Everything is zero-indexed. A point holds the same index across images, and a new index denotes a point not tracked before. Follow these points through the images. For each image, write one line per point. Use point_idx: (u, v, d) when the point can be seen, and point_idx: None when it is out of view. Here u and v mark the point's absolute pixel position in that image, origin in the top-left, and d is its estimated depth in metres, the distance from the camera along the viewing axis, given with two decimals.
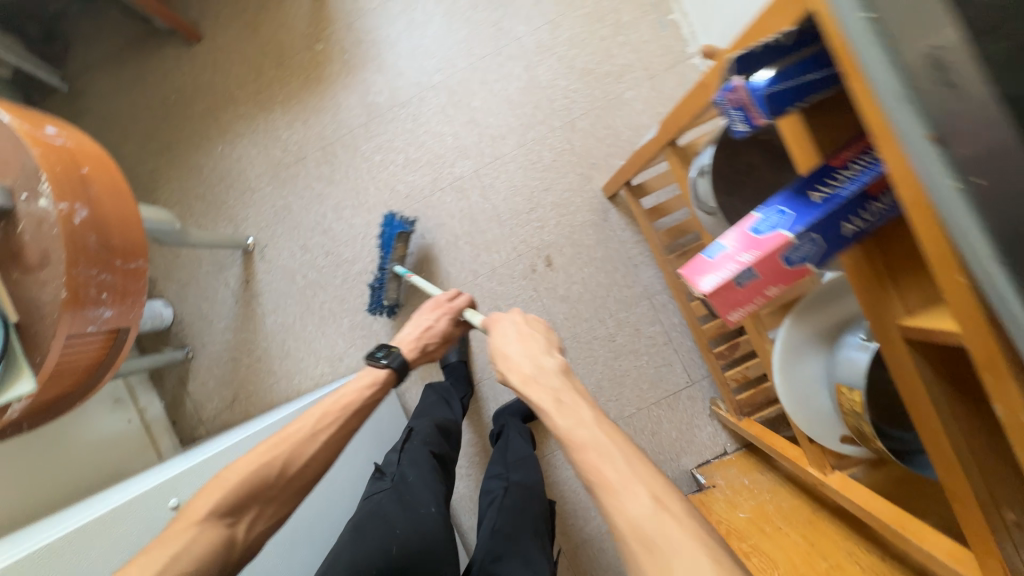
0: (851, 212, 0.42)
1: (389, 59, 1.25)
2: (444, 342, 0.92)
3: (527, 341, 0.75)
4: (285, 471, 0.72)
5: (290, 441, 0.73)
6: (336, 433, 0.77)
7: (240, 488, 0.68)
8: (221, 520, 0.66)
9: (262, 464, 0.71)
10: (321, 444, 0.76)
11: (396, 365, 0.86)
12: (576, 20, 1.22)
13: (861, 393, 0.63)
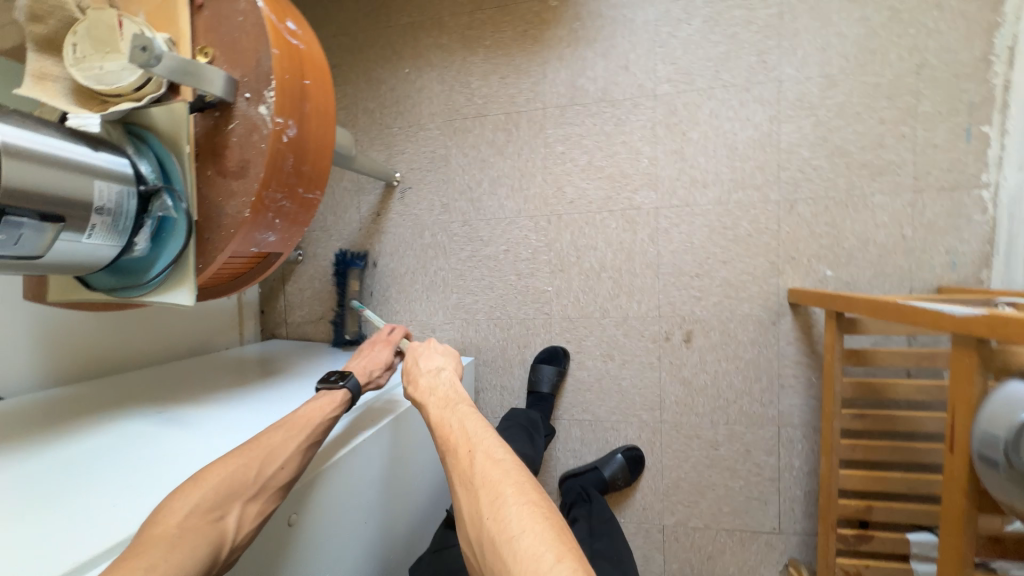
0: None
1: (622, 46, 1.07)
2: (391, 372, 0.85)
3: (430, 365, 0.77)
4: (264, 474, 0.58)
5: (265, 445, 0.60)
6: (311, 440, 0.64)
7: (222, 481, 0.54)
8: (202, 520, 0.50)
9: (235, 465, 0.57)
10: (298, 451, 0.62)
11: (347, 384, 0.76)
12: (862, 85, 0.98)
13: None
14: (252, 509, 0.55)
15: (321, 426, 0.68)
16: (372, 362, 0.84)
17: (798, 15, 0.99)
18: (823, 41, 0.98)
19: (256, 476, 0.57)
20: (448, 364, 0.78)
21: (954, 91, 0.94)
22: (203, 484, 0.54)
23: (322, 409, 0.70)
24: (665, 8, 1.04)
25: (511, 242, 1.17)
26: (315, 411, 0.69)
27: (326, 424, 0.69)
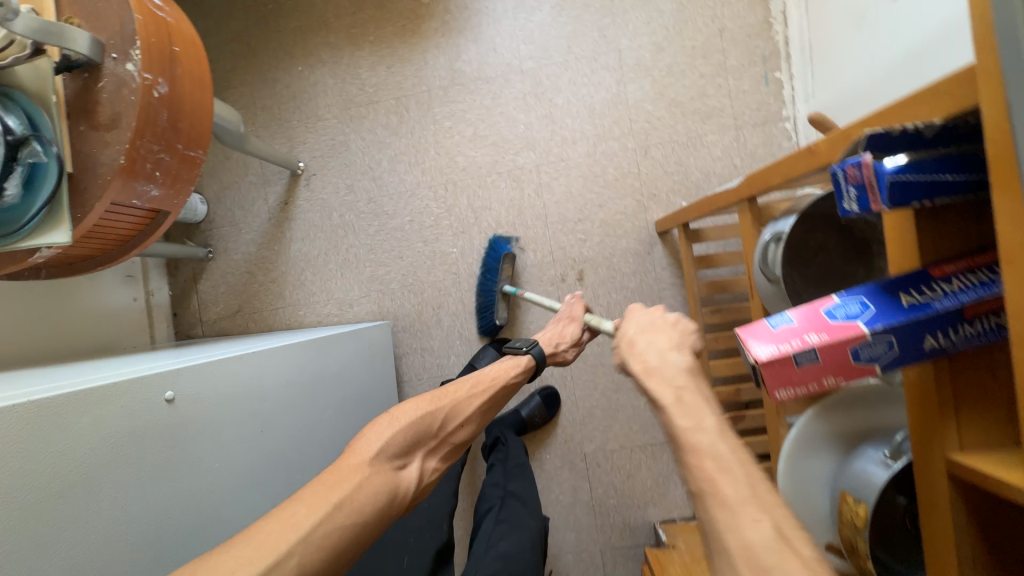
0: (938, 328, 0.40)
1: (488, 33, 1.24)
2: (576, 346, 0.93)
3: (656, 331, 0.67)
4: (446, 428, 0.74)
5: (453, 399, 0.77)
6: (488, 402, 0.81)
7: (409, 431, 0.69)
8: (391, 462, 0.66)
9: (424, 415, 0.72)
10: (473, 407, 0.79)
11: (534, 355, 0.89)
12: (681, 49, 1.19)
13: (866, 507, 0.61)
14: (429, 461, 0.72)
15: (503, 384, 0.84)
16: (562, 334, 0.94)
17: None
18: (647, 16, 1.20)
19: (436, 428, 0.73)
20: (682, 346, 0.63)
21: (749, 47, 1.18)
22: (393, 428, 0.68)
23: (512, 376, 0.86)
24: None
25: (415, 212, 1.26)
26: (500, 373, 0.85)
27: (508, 383, 0.85)
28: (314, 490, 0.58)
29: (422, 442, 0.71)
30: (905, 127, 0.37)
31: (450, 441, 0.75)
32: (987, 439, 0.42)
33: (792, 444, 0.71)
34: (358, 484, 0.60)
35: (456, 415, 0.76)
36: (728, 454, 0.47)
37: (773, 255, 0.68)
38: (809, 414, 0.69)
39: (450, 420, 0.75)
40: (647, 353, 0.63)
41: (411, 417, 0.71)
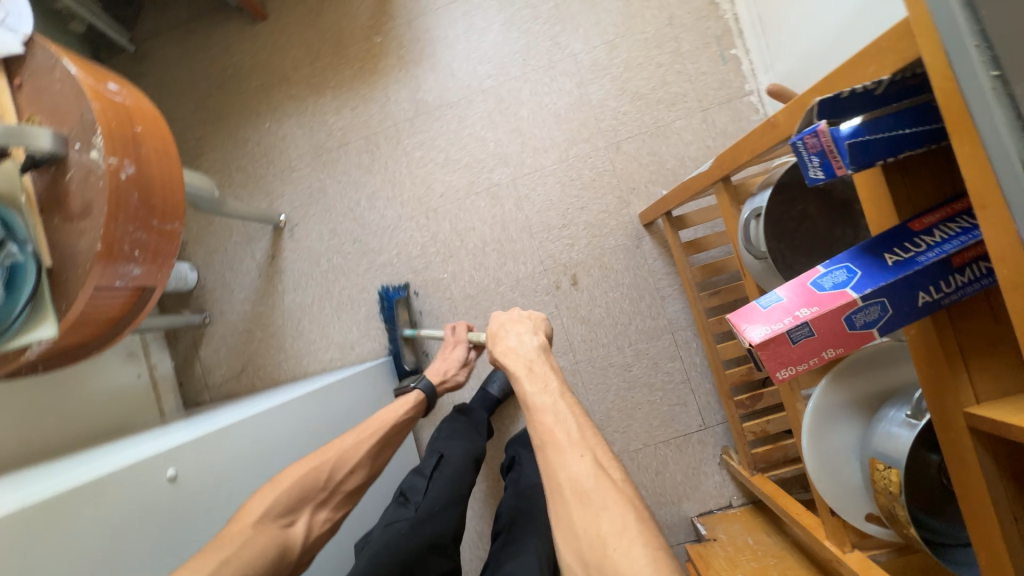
0: (929, 281, 0.39)
1: (444, 59, 1.26)
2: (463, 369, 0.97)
3: (517, 325, 0.81)
4: (337, 478, 0.73)
5: (338, 449, 0.75)
6: (377, 445, 0.80)
7: (297, 486, 0.69)
8: (277, 522, 0.65)
9: (312, 469, 0.71)
10: (363, 451, 0.77)
11: (427, 392, 0.91)
12: (635, 43, 1.20)
13: (900, 473, 0.60)
14: (319, 517, 0.71)
15: (392, 425, 0.83)
16: (447, 363, 0.97)
17: (571, 5, 1.22)
18: (596, 18, 1.22)
19: (325, 482, 0.72)
20: (536, 331, 0.80)
21: (701, 30, 1.19)
22: (278, 490, 0.68)
23: (408, 412, 0.87)
24: (467, 23, 1.25)
25: (400, 246, 1.27)
26: (394, 410, 0.86)
27: (398, 422, 0.84)
28: (200, 556, 0.58)
29: (311, 501, 0.70)
30: (855, 88, 0.37)
31: (342, 491, 0.74)
32: (1001, 386, 0.41)
33: (812, 417, 0.69)
34: (236, 550, 0.60)
35: (340, 465, 0.74)
36: (584, 441, 0.59)
37: (755, 231, 0.69)
38: (826, 382, 0.68)
39: (335, 471, 0.73)
40: (517, 349, 0.75)
41: (296, 476, 0.70)
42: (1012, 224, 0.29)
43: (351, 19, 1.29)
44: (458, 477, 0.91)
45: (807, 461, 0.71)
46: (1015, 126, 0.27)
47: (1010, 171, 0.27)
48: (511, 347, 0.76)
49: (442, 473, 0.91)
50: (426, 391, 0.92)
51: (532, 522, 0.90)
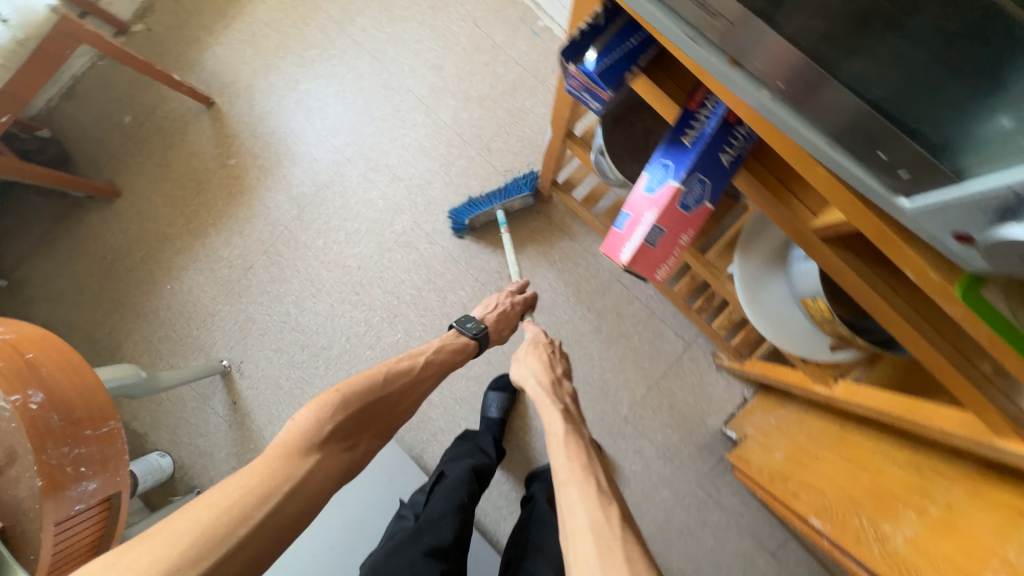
0: (721, 143, 0.45)
1: (301, 149, 1.30)
2: (510, 325, 1.00)
3: (537, 361, 0.90)
4: (394, 409, 0.81)
5: (401, 383, 0.82)
6: (433, 381, 0.88)
7: (360, 415, 0.75)
8: (340, 444, 0.71)
9: (372, 398, 0.77)
10: (421, 388, 0.85)
11: (479, 337, 0.94)
12: (457, 56, 1.28)
13: (824, 299, 0.65)
14: (371, 441, 0.77)
15: (453, 361, 0.91)
16: (505, 317, 0.99)
17: (386, 52, 1.29)
18: (412, 51, 1.29)
19: (384, 411, 0.79)
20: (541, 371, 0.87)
21: (505, 19, 1.28)
22: (348, 410, 0.73)
23: (462, 355, 0.93)
24: (305, 109, 1.30)
25: (346, 330, 1.27)
26: (456, 345, 0.92)
27: (459, 362, 0.92)
28: (266, 466, 0.65)
29: (371, 422, 0.77)
30: (581, 29, 0.43)
31: (394, 421, 0.81)
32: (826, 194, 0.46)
33: (743, 289, 0.76)
34: (313, 471, 0.67)
35: (394, 388, 0.81)
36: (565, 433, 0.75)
37: (606, 164, 0.74)
38: (737, 256, 0.75)
39: (387, 398, 0.80)
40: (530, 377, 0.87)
41: (361, 401, 0.75)
42: (713, 79, 0.39)
43: (199, 156, 1.31)
44: (458, 486, 0.98)
45: (761, 327, 0.77)
46: (668, 14, 0.36)
47: (688, 44, 0.37)
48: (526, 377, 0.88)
49: (442, 486, 0.99)
50: (477, 335, 0.94)
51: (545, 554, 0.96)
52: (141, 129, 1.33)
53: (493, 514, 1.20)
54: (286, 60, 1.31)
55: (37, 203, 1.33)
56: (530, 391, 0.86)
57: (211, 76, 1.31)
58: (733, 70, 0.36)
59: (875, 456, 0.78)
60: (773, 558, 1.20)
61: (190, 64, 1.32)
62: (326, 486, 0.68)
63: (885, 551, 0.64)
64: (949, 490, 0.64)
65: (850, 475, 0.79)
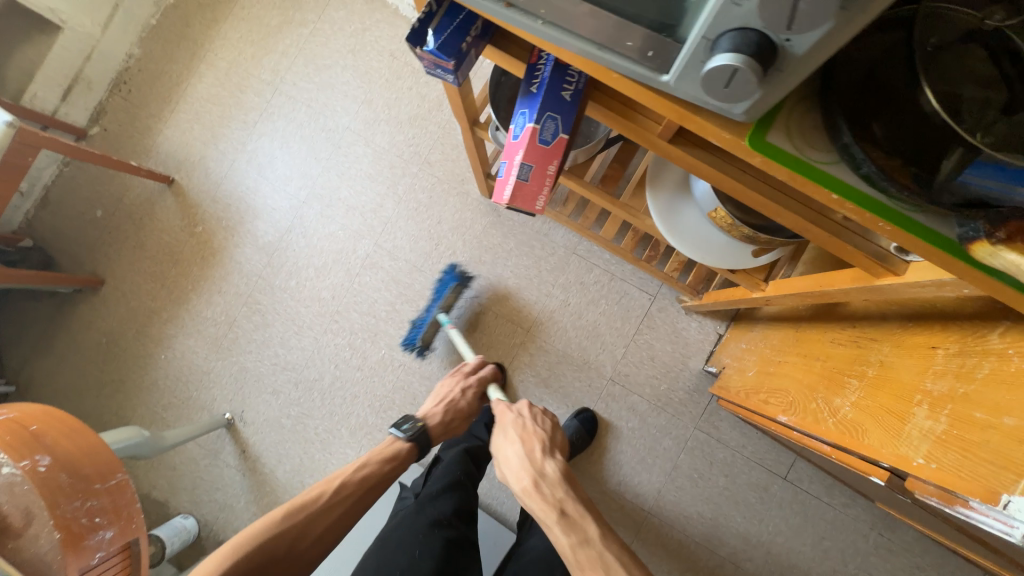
0: (561, 82, 0.52)
1: (260, 203, 1.39)
2: (456, 411, 1.09)
3: (527, 442, 0.83)
4: (299, 545, 0.79)
5: (303, 513, 0.81)
6: (349, 505, 0.86)
7: (258, 558, 0.74)
8: None
9: (274, 536, 0.77)
10: (333, 515, 0.84)
11: (413, 439, 1.00)
12: (382, 87, 1.39)
13: (722, 207, 0.72)
14: None
15: (372, 476, 0.91)
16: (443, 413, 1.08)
17: (318, 98, 1.40)
18: (341, 92, 1.40)
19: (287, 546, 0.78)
20: (531, 457, 0.80)
21: None
22: (240, 552, 0.74)
23: (400, 464, 0.96)
24: (256, 165, 1.40)
25: (333, 358, 1.33)
26: (390, 460, 0.95)
27: (380, 476, 0.92)
28: None
29: (279, 567, 0.76)
30: (420, 15, 0.51)
31: (303, 558, 0.79)
32: None
33: (660, 219, 0.82)
34: None
35: (313, 520, 0.81)
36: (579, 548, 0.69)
37: None
38: (647, 191, 0.81)
39: (299, 538, 0.79)
40: (522, 470, 0.79)
41: (258, 538, 0.76)
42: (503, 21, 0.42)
43: (169, 230, 1.41)
44: (456, 466, 0.99)
45: (686, 251, 0.83)
46: None
47: None
48: (516, 466, 0.80)
49: (439, 468, 1.00)
50: (413, 437, 1.00)
51: None
52: (112, 219, 1.43)
53: (507, 500, 1.23)
54: (231, 127, 1.42)
55: (29, 308, 1.42)
56: (519, 491, 0.78)
57: (166, 157, 1.42)
58: (507, 7, 0.40)
59: (823, 344, 0.82)
60: (786, 482, 1.21)
61: (145, 151, 1.43)
62: None
63: (837, 422, 0.68)
64: (880, 349, 0.68)
65: (807, 368, 0.83)
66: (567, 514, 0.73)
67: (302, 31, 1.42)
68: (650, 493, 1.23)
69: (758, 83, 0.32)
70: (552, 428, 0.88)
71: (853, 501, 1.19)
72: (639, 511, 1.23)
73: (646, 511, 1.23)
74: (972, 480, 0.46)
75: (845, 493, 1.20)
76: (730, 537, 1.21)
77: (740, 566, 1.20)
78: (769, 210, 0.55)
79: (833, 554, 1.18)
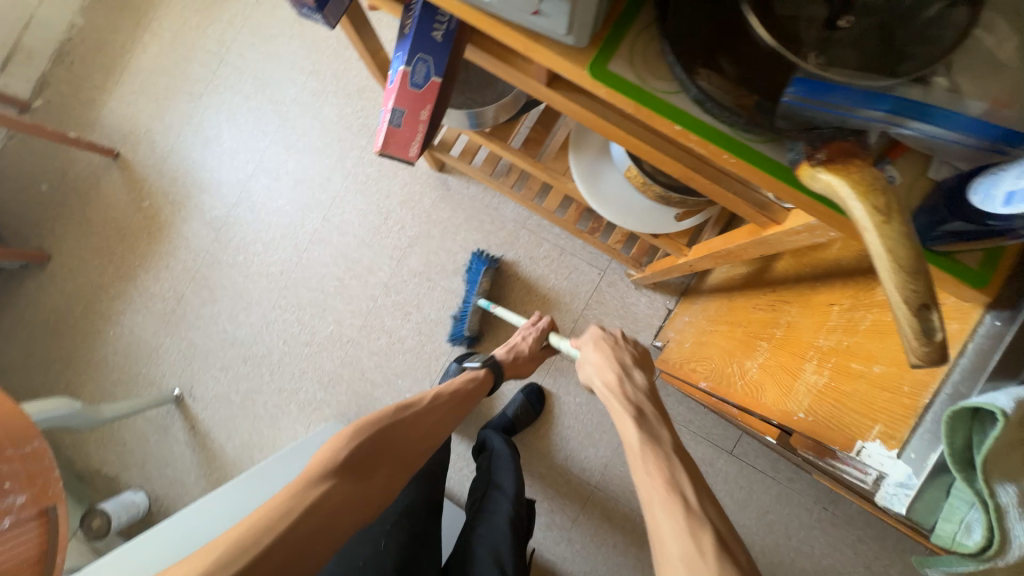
0: (431, 20, 0.49)
1: (207, 177, 1.37)
2: (531, 357, 1.03)
3: (604, 353, 0.86)
4: (410, 435, 0.82)
5: (408, 416, 0.83)
6: (449, 405, 0.89)
7: (372, 446, 0.76)
8: (352, 475, 0.72)
9: (381, 430, 0.79)
10: (435, 412, 0.86)
11: (488, 365, 0.98)
12: (329, 58, 1.35)
13: (634, 166, 0.70)
14: (392, 471, 0.77)
15: (463, 393, 0.93)
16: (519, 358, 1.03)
17: (264, 69, 1.37)
18: (288, 63, 1.36)
19: (404, 436, 0.81)
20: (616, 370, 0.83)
21: None
22: (359, 440, 0.76)
23: (477, 393, 0.95)
24: (204, 138, 1.37)
25: (282, 334, 1.32)
26: (469, 390, 0.95)
27: (468, 391, 0.94)
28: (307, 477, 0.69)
29: (387, 460, 0.77)
30: None
31: (416, 450, 0.82)
32: None
33: (582, 183, 0.80)
34: (324, 495, 0.68)
35: (408, 425, 0.82)
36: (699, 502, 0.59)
37: None
38: (569, 153, 0.79)
39: (395, 437, 0.80)
40: (608, 373, 0.82)
41: (369, 431, 0.77)
42: None
43: (116, 206, 1.38)
44: (427, 454, 0.93)
45: (609, 216, 0.81)
46: None
47: None
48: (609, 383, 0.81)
49: None
50: (489, 365, 0.99)
51: (503, 492, 0.95)
52: (58, 194, 1.40)
53: (455, 476, 1.23)
54: (177, 99, 1.39)
55: None
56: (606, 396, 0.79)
57: (112, 131, 1.39)
58: None
59: (746, 310, 0.81)
60: (731, 457, 1.21)
61: (90, 124, 1.40)
62: (342, 517, 0.68)
63: (744, 382, 0.68)
64: (788, 311, 0.67)
65: (730, 335, 0.81)
66: (643, 414, 0.74)
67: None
68: (598, 467, 1.23)
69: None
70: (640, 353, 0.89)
71: (798, 475, 1.19)
72: (585, 485, 1.23)
73: (593, 485, 1.23)
74: (838, 430, 0.45)
75: (791, 467, 1.20)
76: None
77: None
78: (655, 160, 0.51)
79: (777, 527, 1.19)
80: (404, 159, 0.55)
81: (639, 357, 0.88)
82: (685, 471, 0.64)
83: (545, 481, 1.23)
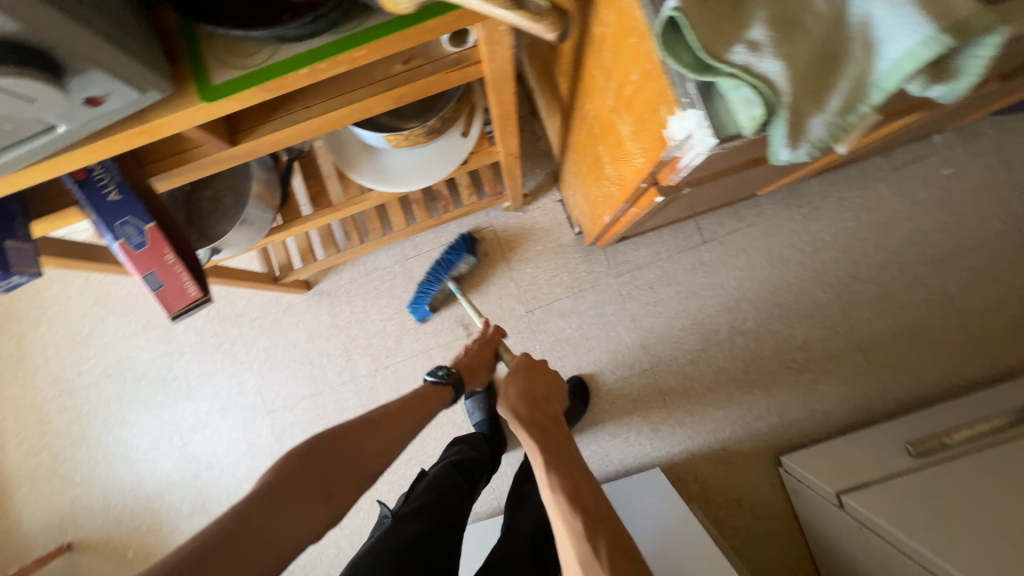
0: (99, 191, 0.49)
1: (153, 482, 1.29)
2: (481, 360, 0.93)
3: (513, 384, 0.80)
4: (377, 441, 0.70)
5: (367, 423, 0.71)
6: (411, 414, 0.77)
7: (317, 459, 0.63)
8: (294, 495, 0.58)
9: (332, 440, 0.66)
10: (398, 419, 0.75)
11: (452, 382, 0.86)
12: (144, 302, 1.32)
13: (390, 136, 0.71)
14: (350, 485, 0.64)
15: (431, 397, 0.82)
16: (475, 356, 0.93)
17: (108, 364, 1.32)
18: (120, 339, 1.32)
19: (366, 444, 0.69)
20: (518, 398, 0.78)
21: None
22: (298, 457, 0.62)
23: (438, 403, 0.82)
24: (119, 458, 1.30)
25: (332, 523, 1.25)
26: (428, 399, 0.81)
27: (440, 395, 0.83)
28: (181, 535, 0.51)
29: (334, 475, 0.63)
30: None
31: (379, 455, 0.69)
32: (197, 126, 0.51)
33: (381, 184, 0.80)
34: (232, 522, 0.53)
35: (358, 437, 0.68)
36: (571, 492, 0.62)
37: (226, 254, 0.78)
38: (350, 173, 0.79)
39: (337, 446, 0.66)
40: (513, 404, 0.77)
41: (316, 447, 0.64)
42: None
43: None
44: (442, 479, 0.82)
45: (425, 184, 0.83)
46: None
47: None
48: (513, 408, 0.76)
49: (423, 482, 0.84)
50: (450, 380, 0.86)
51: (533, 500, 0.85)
52: None
53: None
54: (68, 455, 1.31)
55: None
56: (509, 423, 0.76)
57: (44, 533, 1.29)
58: None
59: (578, 141, 0.84)
60: (708, 243, 1.24)
61: (22, 549, 1.29)
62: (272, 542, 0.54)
63: (615, 185, 0.69)
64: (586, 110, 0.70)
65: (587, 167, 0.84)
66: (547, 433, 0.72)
67: (44, 330, 1.33)
68: (638, 351, 1.23)
69: (47, 75, 0.31)
70: (535, 365, 0.87)
71: (758, 206, 1.24)
72: (643, 374, 1.23)
73: (650, 367, 1.23)
74: (656, 144, 0.47)
75: (748, 206, 1.24)
76: (718, 319, 1.23)
77: (745, 330, 1.22)
78: (364, 109, 0.52)
79: (788, 252, 1.23)
80: (201, 302, 0.52)
81: (534, 366, 0.85)
82: (562, 460, 0.67)
83: (618, 402, 1.22)
